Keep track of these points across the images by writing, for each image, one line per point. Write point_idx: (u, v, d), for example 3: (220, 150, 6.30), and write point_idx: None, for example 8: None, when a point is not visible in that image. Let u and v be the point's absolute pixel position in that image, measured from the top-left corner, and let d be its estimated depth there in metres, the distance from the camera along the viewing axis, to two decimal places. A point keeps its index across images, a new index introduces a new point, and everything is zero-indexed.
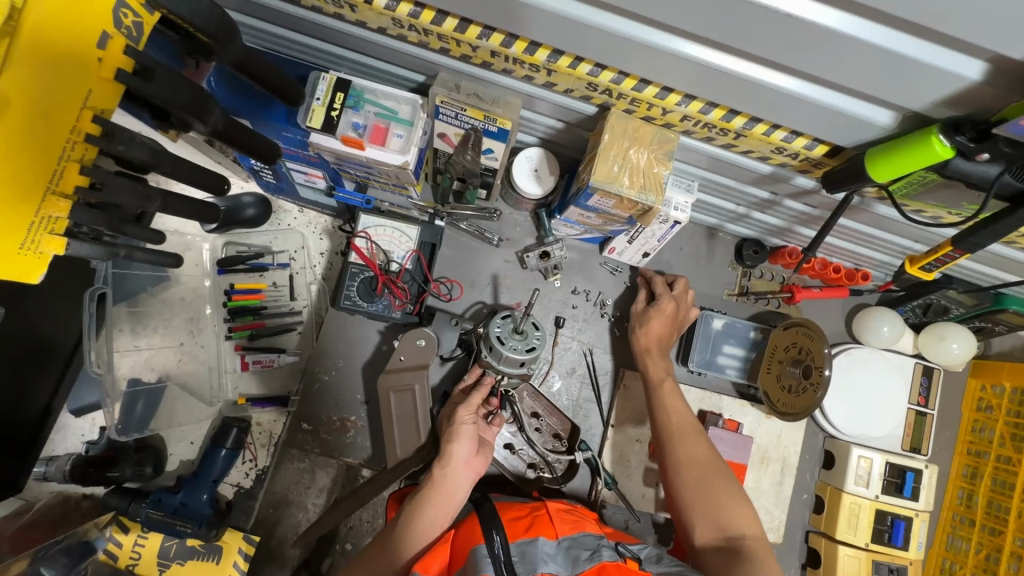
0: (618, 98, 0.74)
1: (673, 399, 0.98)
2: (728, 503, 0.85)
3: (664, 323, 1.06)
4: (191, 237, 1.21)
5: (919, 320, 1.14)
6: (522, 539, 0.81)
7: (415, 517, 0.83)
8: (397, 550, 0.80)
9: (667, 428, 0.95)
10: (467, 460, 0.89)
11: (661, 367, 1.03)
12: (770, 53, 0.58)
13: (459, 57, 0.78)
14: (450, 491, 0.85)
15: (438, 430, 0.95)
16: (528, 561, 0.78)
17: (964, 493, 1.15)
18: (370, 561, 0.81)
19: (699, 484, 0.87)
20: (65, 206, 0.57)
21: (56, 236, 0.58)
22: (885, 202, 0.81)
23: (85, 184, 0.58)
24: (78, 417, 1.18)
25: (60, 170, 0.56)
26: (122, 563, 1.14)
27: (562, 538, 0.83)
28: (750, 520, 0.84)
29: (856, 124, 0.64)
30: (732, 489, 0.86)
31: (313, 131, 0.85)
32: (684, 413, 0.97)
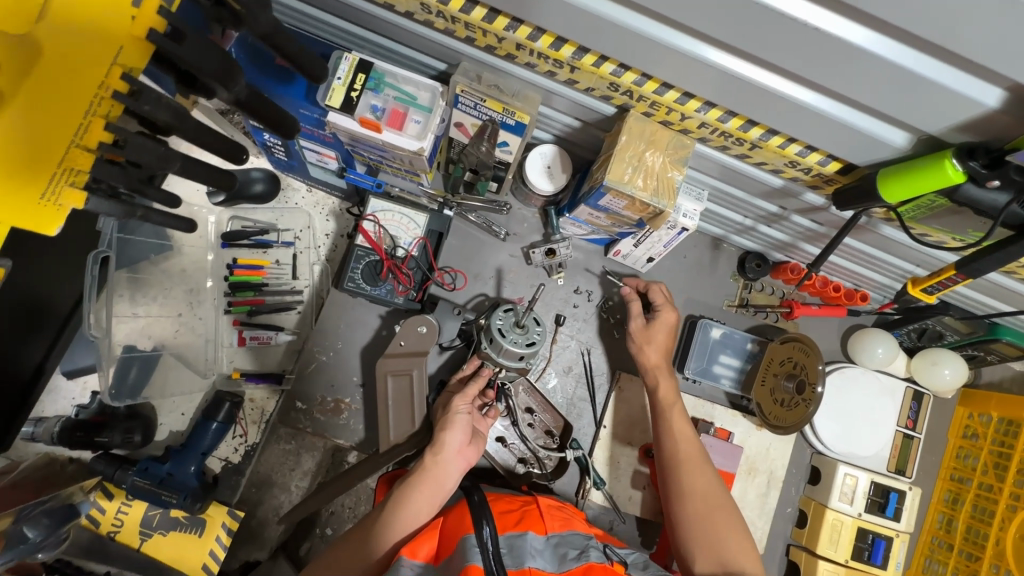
0: (638, 100, 0.75)
1: (679, 424, 0.96)
2: (727, 538, 0.84)
3: (668, 334, 1.05)
4: (197, 208, 1.21)
5: (913, 344, 1.15)
6: (511, 533, 0.84)
7: (403, 502, 0.83)
8: (383, 533, 0.81)
9: (672, 453, 0.93)
10: (459, 448, 0.89)
11: (670, 389, 1.01)
12: (793, 66, 0.59)
13: (484, 47, 0.78)
14: (439, 478, 0.86)
15: (433, 418, 0.95)
16: (516, 554, 0.80)
17: (944, 517, 1.16)
18: (357, 541, 0.82)
19: (701, 516, 0.86)
20: (88, 160, 0.57)
21: (76, 190, 0.57)
22: (891, 223, 0.82)
23: (108, 140, 0.57)
24: (70, 381, 1.17)
25: (83, 125, 0.55)
26: (104, 530, 1.13)
27: (551, 535, 0.85)
28: (748, 555, 0.83)
29: (871, 143, 0.65)
30: (731, 522, 0.86)
31: (331, 109, 0.85)
32: (691, 437, 0.95)
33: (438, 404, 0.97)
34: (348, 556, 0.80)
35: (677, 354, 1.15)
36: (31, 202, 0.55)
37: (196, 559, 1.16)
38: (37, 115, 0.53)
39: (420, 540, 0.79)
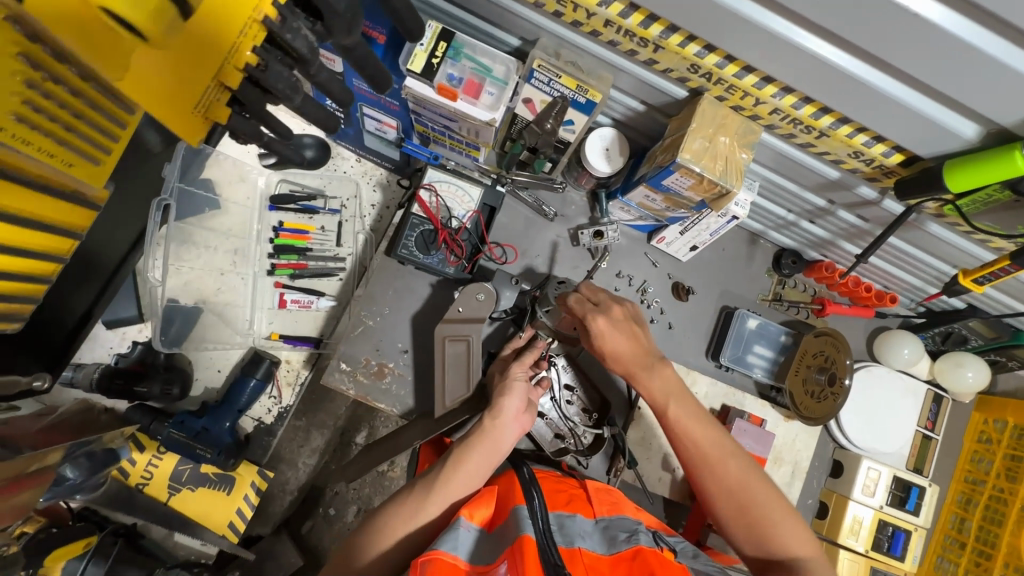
0: (716, 83, 0.78)
1: (694, 420, 0.83)
2: (776, 532, 0.76)
3: (625, 340, 0.86)
4: (247, 169, 1.22)
5: (937, 347, 1.20)
6: (561, 512, 0.87)
7: (462, 462, 0.86)
8: (444, 491, 0.85)
9: (693, 451, 0.82)
10: (516, 415, 0.91)
11: (660, 385, 0.85)
12: (883, 53, 0.63)
13: (569, 23, 0.81)
14: (496, 442, 0.88)
15: (490, 384, 0.99)
16: (566, 533, 0.83)
17: (957, 517, 1.20)
18: (417, 496, 0.85)
19: (741, 517, 0.78)
20: (235, 78, 0.60)
21: (221, 105, 0.63)
22: (939, 220, 0.86)
23: (253, 62, 0.60)
24: (110, 330, 1.16)
25: (235, 45, 0.57)
26: (133, 481, 1.13)
27: (598, 517, 0.88)
28: (801, 539, 0.77)
29: (942, 134, 0.69)
30: (777, 510, 0.77)
31: (411, 74, 0.87)
32: (708, 428, 0.83)
33: (491, 376, 1.01)
34: (408, 511, 0.83)
35: (711, 342, 1.20)
36: (186, 113, 0.60)
37: (221, 518, 1.17)
38: (198, 30, 0.55)
39: (478, 504, 0.85)
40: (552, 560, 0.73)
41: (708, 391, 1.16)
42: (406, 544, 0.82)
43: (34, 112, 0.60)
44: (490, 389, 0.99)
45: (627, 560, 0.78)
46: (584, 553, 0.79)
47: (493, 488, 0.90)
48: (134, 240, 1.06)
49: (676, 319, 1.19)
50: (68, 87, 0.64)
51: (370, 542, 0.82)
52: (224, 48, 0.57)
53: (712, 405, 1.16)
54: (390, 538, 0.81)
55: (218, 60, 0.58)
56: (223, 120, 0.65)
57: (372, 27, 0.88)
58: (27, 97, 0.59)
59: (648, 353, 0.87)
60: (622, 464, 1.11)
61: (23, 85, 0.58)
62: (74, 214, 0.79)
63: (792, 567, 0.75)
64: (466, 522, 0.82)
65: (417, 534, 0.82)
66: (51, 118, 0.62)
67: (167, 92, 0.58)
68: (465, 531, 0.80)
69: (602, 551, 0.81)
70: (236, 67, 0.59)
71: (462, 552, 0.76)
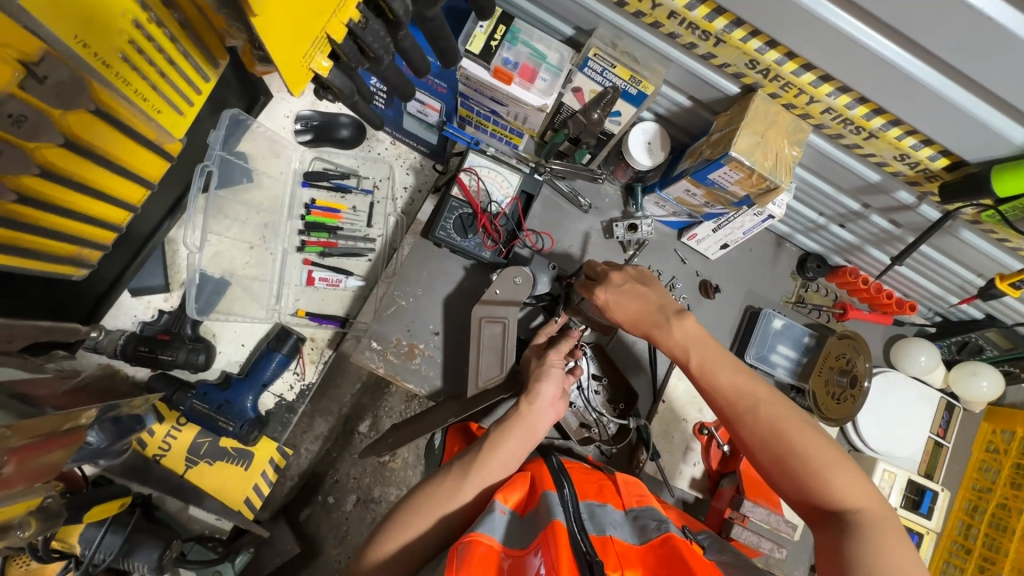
0: (772, 80, 0.81)
1: (719, 371, 0.81)
2: (821, 480, 0.72)
3: (633, 305, 0.89)
4: (282, 144, 1.22)
5: (952, 356, 1.23)
6: (592, 501, 0.88)
7: (500, 445, 0.87)
8: (481, 473, 0.85)
9: (723, 403, 0.81)
10: (552, 402, 0.92)
11: (681, 340, 0.84)
12: (948, 55, 0.65)
13: (631, 13, 0.83)
14: (533, 427, 0.89)
15: (526, 369, 0.99)
16: (597, 521, 0.83)
17: (964, 524, 1.22)
18: (454, 478, 0.85)
19: (781, 467, 0.75)
20: (339, 32, 0.59)
21: (324, 59, 0.62)
22: (974, 227, 0.89)
23: (356, 19, 0.59)
24: (134, 297, 1.13)
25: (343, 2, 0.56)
26: (150, 452, 1.11)
27: (629, 509, 0.88)
28: (854, 486, 0.71)
29: (993, 139, 0.72)
30: (820, 456, 0.73)
31: (468, 55, 0.88)
32: (737, 378, 0.81)
33: (526, 360, 1.01)
34: (446, 491, 0.83)
35: (736, 341, 1.21)
36: (297, 66, 0.59)
37: (238, 493, 1.16)
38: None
39: (511, 487, 0.84)
40: (584, 554, 0.72)
41: None
42: (443, 525, 0.81)
43: (137, 53, 0.65)
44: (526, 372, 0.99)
45: (657, 548, 0.78)
46: (615, 542, 0.79)
47: (526, 472, 0.89)
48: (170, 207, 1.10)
49: (701, 316, 1.21)
50: (167, 31, 0.68)
51: (406, 521, 0.81)
52: (333, 4, 0.56)
53: None
54: (427, 518, 0.81)
55: (327, 16, 0.57)
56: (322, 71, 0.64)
57: None
58: (133, 37, 0.63)
59: (661, 308, 0.87)
60: (646, 457, 1.11)
61: (131, 25, 0.62)
62: (148, 161, 0.78)
63: (845, 516, 0.70)
64: (501, 505, 0.81)
65: (454, 515, 0.82)
66: (150, 61, 0.67)
67: (279, 54, 0.56)
68: (500, 516, 0.79)
69: (634, 542, 0.81)
70: (343, 22, 0.58)
71: (496, 533, 0.76)
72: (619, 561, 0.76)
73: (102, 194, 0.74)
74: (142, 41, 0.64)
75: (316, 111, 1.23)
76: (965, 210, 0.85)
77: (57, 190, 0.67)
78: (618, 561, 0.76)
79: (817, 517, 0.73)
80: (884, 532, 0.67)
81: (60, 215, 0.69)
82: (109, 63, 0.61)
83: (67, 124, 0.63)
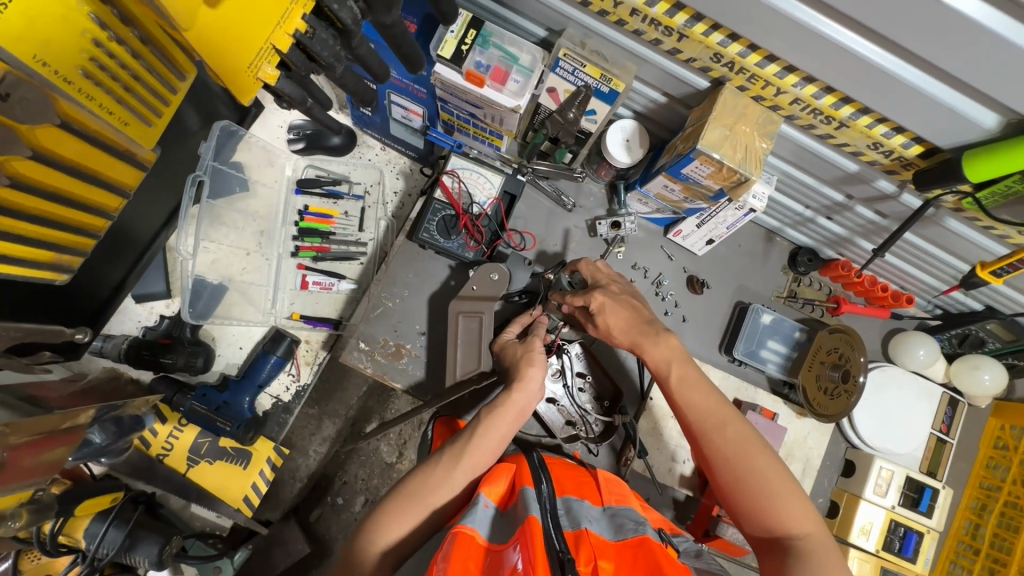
0: (738, 72, 0.81)
1: (694, 388, 0.84)
2: (773, 505, 0.74)
3: (625, 313, 0.91)
4: (276, 153, 1.25)
5: (953, 350, 1.20)
6: (570, 497, 0.87)
7: (490, 432, 0.87)
8: (472, 460, 0.85)
9: (692, 419, 0.83)
10: (540, 385, 0.93)
11: (664, 354, 0.87)
12: (905, 40, 0.64)
13: (596, 12, 0.84)
14: (521, 410, 0.90)
15: (504, 353, 0.99)
16: (572, 516, 0.82)
17: (971, 523, 1.18)
18: (445, 466, 0.84)
19: (739, 487, 0.77)
20: (286, 41, 0.63)
21: (273, 69, 0.64)
22: (958, 215, 0.87)
23: (303, 28, 0.63)
24: (138, 304, 1.19)
25: (288, 10, 0.60)
26: (153, 452, 1.15)
27: (607, 506, 0.87)
28: (803, 515, 0.74)
29: (963, 124, 0.70)
30: (776, 482, 0.75)
31: (440, 60, 0.89)
32: (709, 398, 0.83)
33: (502, 346, 1.01)
34: (438, 481, 0.83)
35: (725, 336, 1.20)
36: (241, 71, 0.62)
37: (238, 490, 1.18)
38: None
39: (494, 480, 0.85)
40: (557, 552, 0.71)
41: (721, 385, 1.17)
42: (435, 514, 0.82)
43: (100, 70, 0.69)
44: (506, 354, 0.99)
45: (633, 547, 0.76)
46: (591, 535, 0.78)
47: (510, 463, 0.90)
48: (166, 216, 1.15)
49: (690, 312, 1.20)
50: (130, 47, 0.72)
51: (401, 512, 0.81)
52: (277, 14, 0.60)
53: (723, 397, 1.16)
54: (420, 508, 0.81)
55: (271, 26, 0.60)
56: (272, 83, 0.65)
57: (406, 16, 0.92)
58: (95, 54, 0.67)
59: (651, 322, 0.90)
60: (633, 453, 1.11)
61: (92, 44, 0.66)
62: (121, 170, 0.82)
63: (790, 543, 0.73)
64: (486, 499, 0.82)
65: (446, 502, 0.83)
66: (114, 77, 0.71)
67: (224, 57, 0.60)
68: (484, 510, 0.80)
69: (610, 537, 0.79)
70: (288, 33, 0.62)
71: (483, 529, 0.77)
72: (592, 554, 0.74)
73: (80, 204, 0.78)
74: (104, 59, 0.68)
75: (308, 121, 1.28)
76: (946, 197, 0.83)
77: (31, 200, 0.71)
78: (591, 552, 0.74)
79: (763, 541, 0.76)
80: (822, 562, 0.70)
81: (36, 223, 0.73)
82: (70, 81, 0.65)
83: (36, 137, 0.67)
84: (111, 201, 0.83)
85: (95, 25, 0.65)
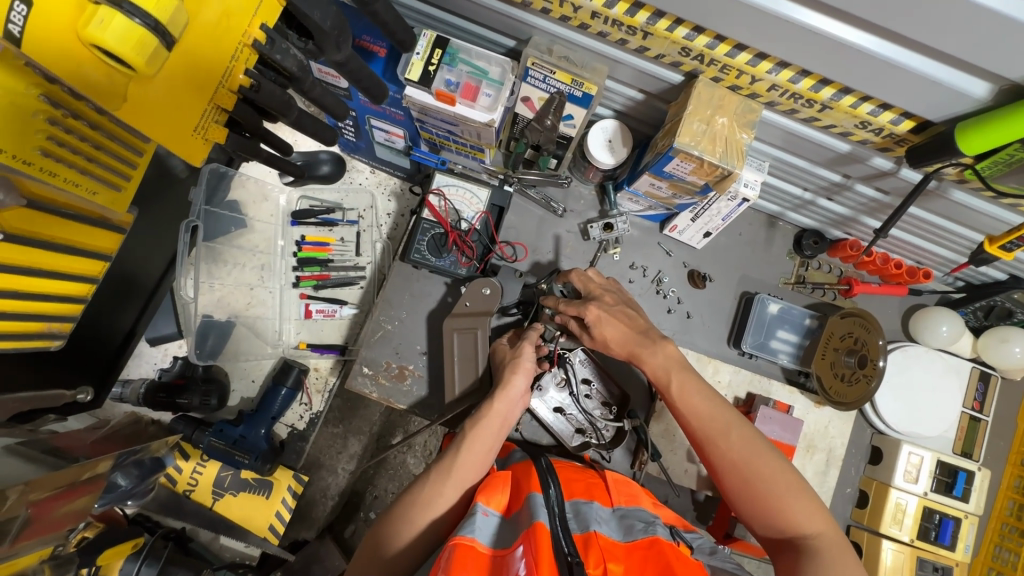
0: (709, 64, 0.79)
1: (695, 394, 0.81)
2: (784, 508, 0.72)
3: (620, 326, 0.89)
4: (269, 187, 1.24)
5: (979, 323, 1.13)
6: (579, 499, 0.79)
7: (477, 443, 0.83)
8: (460, 475, 0.81)
9: (696, 427, 0.79)
10: (521, 393, 0.91)
11: (662, 362, 0.84)
12: (876, 19, 0.61)
13: (559, 18, 0.83)
14: (504, 419, 0.88)
15: (496, 359, 1.00)
16: (581, 519, 0.74)
17: (1015, 503, 1.11)
18: (433, 483, 0.80)
19: (747, 493, 0.74)
20: (229, 100, 0.67)
21: (219, 126, 0.69)
22: (964, 186, 0.82)
23: (247, 84, 0.67)
24: (152, 346, 1.22)
25: (230, 68, 0.65)
26: (180, 488, 1.15)
27: (616, 507, 0.79)
28: (814, 514, 0.71)
29: (951, 96, 0.66)
30: (785, 484, 0.73)
31: (409, 83, 0.87)
32: (711, 404, 0.80)
33: (495, 350, 1.02)
34: (426, 498, 0.78)
35: (733, 329, 1.17)
36: (188, 136, 0.65)
37: (262, 520, 1.18)
38: (195, 55, 0.62)
39: (493, 489, 0.78)
40: (565, 555, 0.65)
41: (732, 380, 1.14)
42: (428, 536, 0.77)
43: (59, 146, 0.69)
44: (498, 358, 1.00)
45: (643, 549, 0.68)
46: (600, 536, 0.70)
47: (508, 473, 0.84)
48: (169, 261, 1.15)
49: (695, 308, 1.17)
50: (86, 121, 0.72)
51: (392, 533, 0.76)
52: (219, 73, 0.64)
53: (736, 393, 1.14)
54: (413, 527, 0.76)
55: (216, 85, 0.65)
56: (220, 142, 0.70)
57: (372, 41, 0.90)
58: (51, 133, 0.67)
59: (647, 332, 0.88)
60: (646, 457, 1.08)
61: (46, 123, 0.66)
62: (100, 238, 0.84)
63: (804, 544, 0.70)
64: (484, 508, 0.75)
65: (438, 523, 0.78)
66: (75, 151, 0.71)
67: (170, 121, 0.63)
68: (484, 518, 0.73)
69: (618, 538, 0.71)
70: (231, 90, 0.66)
71: (484, 537, 0.70)
72: (602, 556, 0.66)
73: (66, 275, 0.81)
74: (60, 135, 0.68)
75: (297, 151, 1.25)
76: (947, 169, 0.78)
77: (22, 281, 0.76)
78: (600, 554, 0.66)
79: (776, 543, 0.73)
80: (839, 562, 0.68)
81: (13, 298, 0.75)
82: (27, 161, 0.65)
83: (4, 220, 0.70)
84: (95, 268, 0.85)
85: (47, 103, 0.66)
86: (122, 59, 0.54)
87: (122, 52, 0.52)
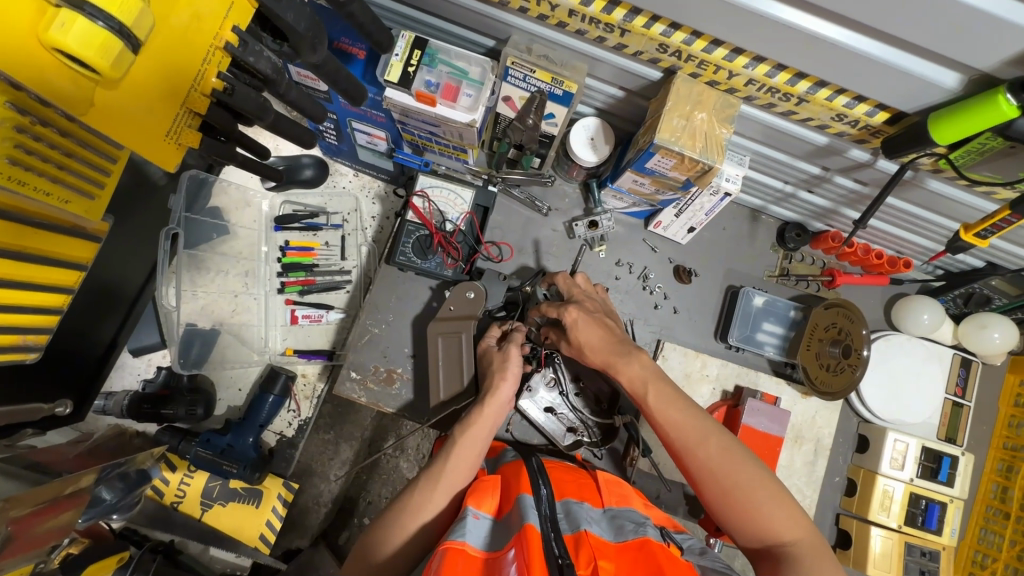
0: (687, 60, 0.79)
1: (672, 405, 0.80)
2: (762, 516, 0.72)
3: (605, 325, 0.89)
4: (251, 193, 1.23)
5: (960, 310, 1.16)
6: (569, 499, 0.79)
7: (466, 450, 0.83)
8: (449, 481, 0.80)
9: (673, 436, 0.79)
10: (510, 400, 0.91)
11: (638, 372, 0.83)
12: (847, 11, 0.62)
13: (537, 17, 0.83)
14: (493, 426, 0.87)
15: (484, 355, 1.00)
16: (572, 519, 0.74)
17: (999, 486, 1.14)
18: (422, 490, 0.79)
19: (727, 502, 0.74)
20: (203, 104, 0.67)
21: (193, 130, 0.68)
22: (939, 176, 0.83)
23: (219, 87, 0.67)
24: (135, 357, 1.20)
25: (202, 71, 0.65)
26: (168, 500, 1.14)
27: (607, 508, 0.79)
28: (793, 521, 0.72)
29: (921, 86, 0.68)
30: (764, 492, 0.73)
31: (389, 84, 0.86)
32: (688, 413, 0.79)
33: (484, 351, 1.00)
34: (416, 504, 0.78)
35: (719, 323, 1.18)
36: (160, 141, 0.65)
37: (253, 529, 1.17)
38: (168, 57, 0.61)
39: (482, 493, 0.78)
40: (556, 558, 0.64)
41: (720, 372, 1.14)
42: (416, 542, 0.76)
43: (27, 154, 0.67)
44: (487, 360, 0.98)
45: (634, 550, 0.68)
46: (590, 535, 0.70)
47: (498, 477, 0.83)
48: (149, 270, 1.14)
49: (681, 304, 1.18)
50: (56, 128, 0.70)
51: (381, 541, 0.76)
52: (191, 76, 0.64)
53: (724, 387, 1.14)
54: (401, 534, 0.76)
55: (188, 89, 0.64)
56: (193, 147, 0.69)
57: (350, 43, 0.89)
58: (19, 140, 0.66)
59: (622, 341, 0.87)
60: (637, 451, 1.09)
61: (14, 131, 0.65)
62: (77, 248, 0.84)
63: (784, 551, 0.71)
64: (475, 512, 0.74)
65: (428, 530, 0.77)
66: (44, 158, 0.69)
67: (141, 128, 0.62)
68: (475, 522, 0.73)
69: (609, 539, 0.71)
70: (203, 94, 0.65)
71: (475, 541, 0.69)
72: (592, 554, 0.66)
73: (41, 286, 0.80)
74: (29, 142, 0.67)
75: (278, 156, 1.24)
76: (922, 160, 0.79)
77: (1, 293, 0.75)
78: (590, 553, 0.66)
79: (757, 549, 0.74)
80: (818, 568, 0.68)
81: None
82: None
83: None
84: (71, 278, 0.84)
85: (13, 111, 0.64)
86: (86, 63, 0.53)
87: (84, 55, 0.51)
